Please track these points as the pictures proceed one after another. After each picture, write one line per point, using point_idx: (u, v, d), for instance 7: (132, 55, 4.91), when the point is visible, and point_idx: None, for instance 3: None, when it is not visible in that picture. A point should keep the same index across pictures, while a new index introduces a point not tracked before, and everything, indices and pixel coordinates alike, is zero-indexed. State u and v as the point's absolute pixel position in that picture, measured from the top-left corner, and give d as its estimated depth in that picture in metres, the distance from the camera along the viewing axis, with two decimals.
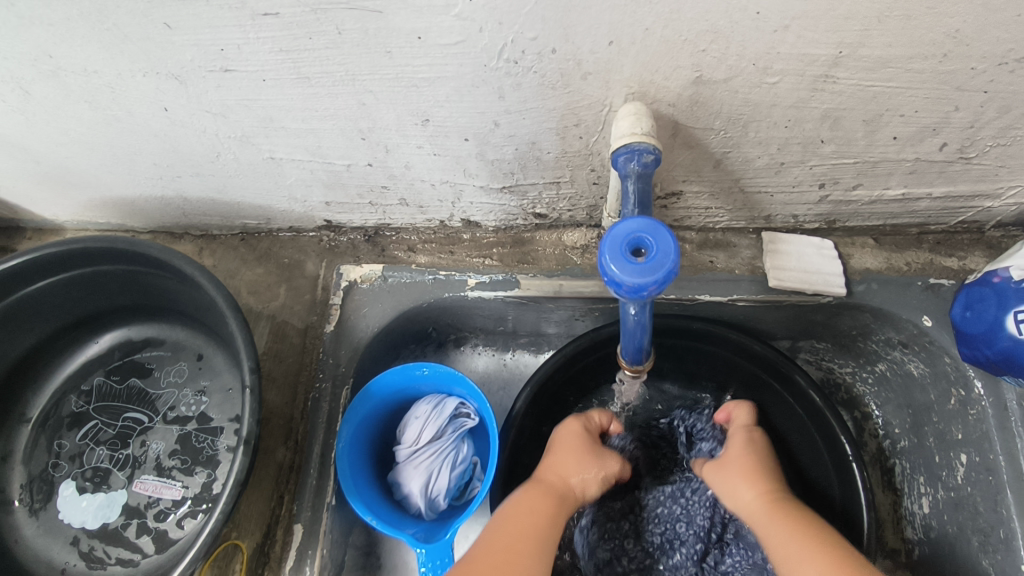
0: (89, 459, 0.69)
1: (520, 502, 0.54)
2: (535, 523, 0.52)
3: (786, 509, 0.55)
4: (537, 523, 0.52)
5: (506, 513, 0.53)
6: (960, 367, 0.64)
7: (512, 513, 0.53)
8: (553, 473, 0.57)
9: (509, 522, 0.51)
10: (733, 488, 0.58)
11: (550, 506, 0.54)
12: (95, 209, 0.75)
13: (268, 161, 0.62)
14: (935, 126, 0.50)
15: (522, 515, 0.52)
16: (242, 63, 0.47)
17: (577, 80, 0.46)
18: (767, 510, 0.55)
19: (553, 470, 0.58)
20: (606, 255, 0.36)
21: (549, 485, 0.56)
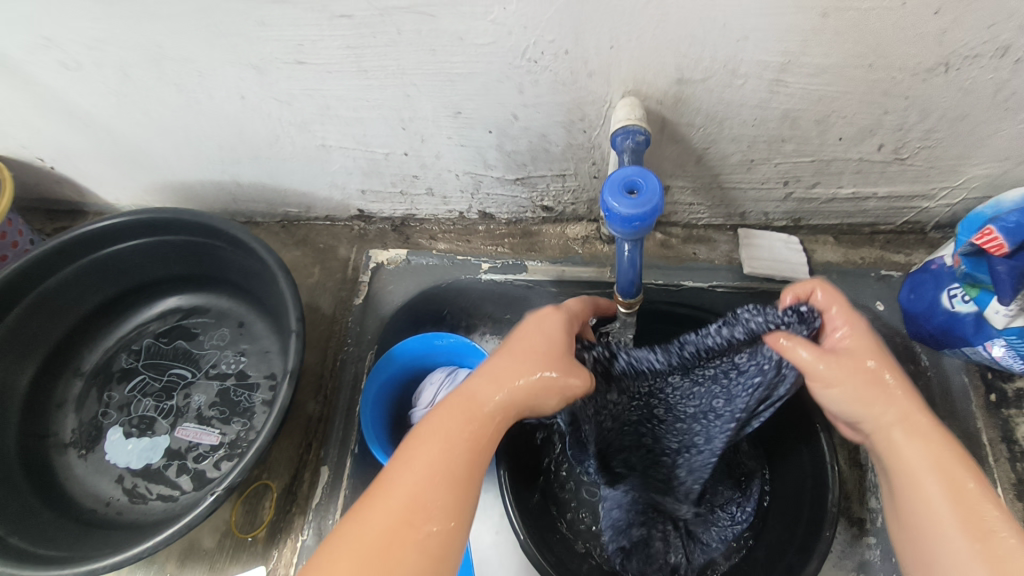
0: (136, 408, 0.77)
1: (443, 424, 0.47)
2: (452, 458, 0.45)
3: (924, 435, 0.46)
4: (446, 453, 0.45)
5: (425, 445, 0.46)
6: (909, 344, 0.73)
7: (427, 446, 0.46)
8: (494, 390, 0.48)
9: (419, 459, 0.45)
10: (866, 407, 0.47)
11: (468, 433, 0.47)
12: (156, 192, 0.85)
13: (319, 148, 0.73)
14: (872, 128, 0.62)
15: (436, 440, 0.46)
16: (315, 56, 0.59)
17: (584, 77, 0.58)
18: (906, 442, 0.45)
19: (495, 383, 0.48)
20: (607, 196, 0.47)
21: (488, 404, 0.48)
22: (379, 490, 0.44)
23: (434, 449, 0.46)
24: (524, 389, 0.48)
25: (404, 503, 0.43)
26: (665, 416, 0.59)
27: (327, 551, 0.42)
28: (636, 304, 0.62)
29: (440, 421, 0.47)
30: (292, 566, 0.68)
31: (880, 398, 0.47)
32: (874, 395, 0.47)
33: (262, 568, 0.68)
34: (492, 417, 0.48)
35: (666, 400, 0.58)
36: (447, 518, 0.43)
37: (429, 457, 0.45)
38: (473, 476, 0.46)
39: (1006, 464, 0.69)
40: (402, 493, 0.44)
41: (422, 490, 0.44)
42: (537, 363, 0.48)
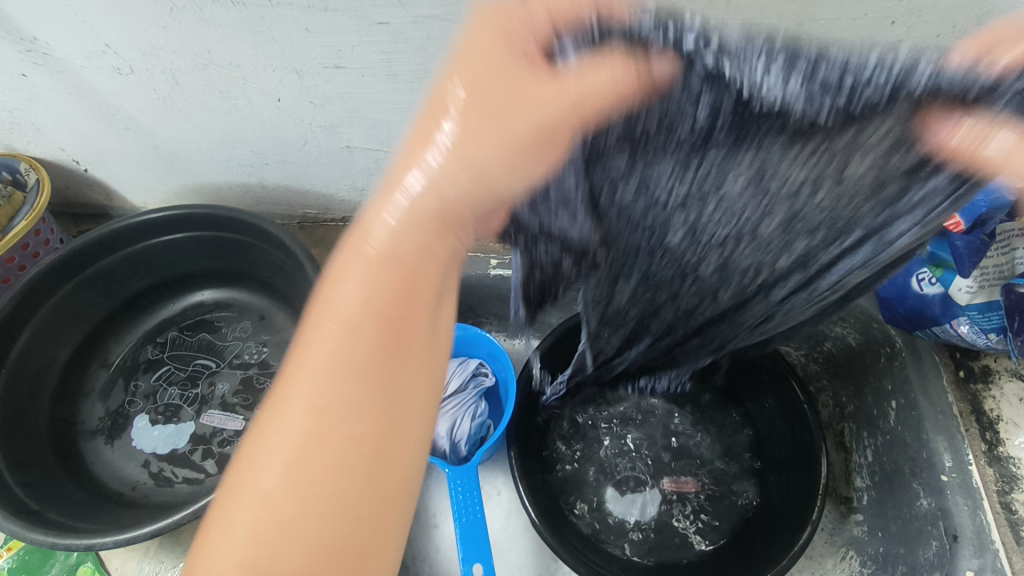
0: (162, 397, 0.79)
1: (342, 289, 0.38)
2: (351, 339, 0.37)
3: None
4: (365, 316, 0.37)
5: (318, 323, 0.38)
6: (886, 330, 0.81)
7: (313, 339, 0.37)
8: (399, 230, 0.40)
9: (305, 356, 0.37)
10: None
11: (392, 273, 0.39)
12: (183, 195, 0.90)
13: (344, 150, 0.79)
14: None
15: (340, 310, 0.37)
16: (351, 61, 0.66)
17: None
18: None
19: (394, 223, 0.40)
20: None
21: (393, 245, 0.39)
22: (275, 397, 0.37)
23: (328, 322, 0.37)
24: (449, 207, 0.40)
25: (296, 415, 0.36)
26: (681, 238, 0.42)
27: (225, 494, 0.36)
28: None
29: (339, 287, 0.38)
30: None
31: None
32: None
33: None
34: (400, 266, 0.39)
35: (719, 193, 0.39)
36: (359, 419, 0.36)
37: (320, 348, 0.37)
38: (390, 347, 0.37)
39: (977, 434, 0.75)
40: (296, 398, 0.36)
41: (322, 377, 0.36)
42: (455, 163, 0.39)
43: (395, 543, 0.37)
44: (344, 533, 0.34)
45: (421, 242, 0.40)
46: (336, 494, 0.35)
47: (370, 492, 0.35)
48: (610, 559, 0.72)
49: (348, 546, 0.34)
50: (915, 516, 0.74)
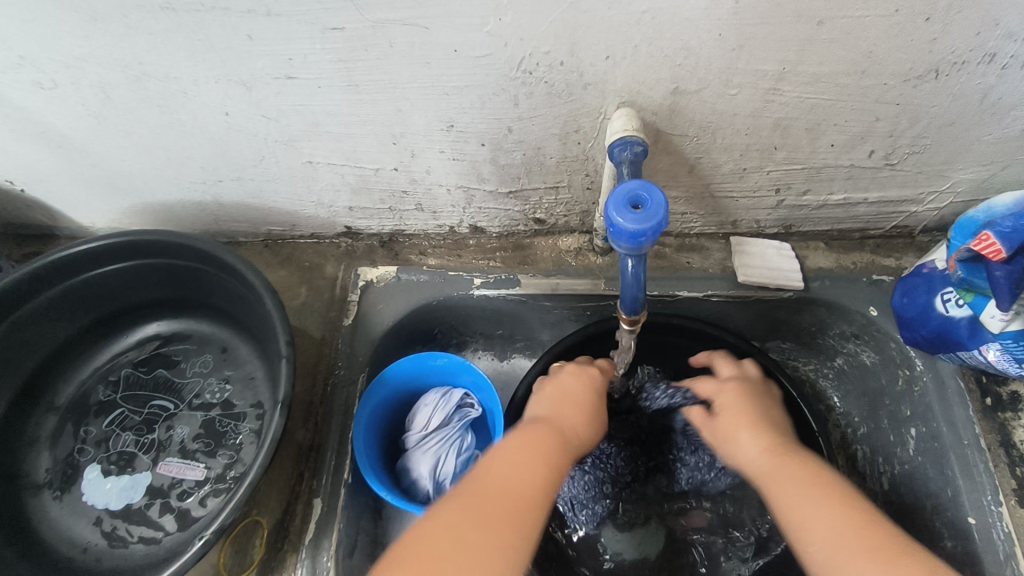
0: (115, 444, 0.72)
1: (529, 441, 0.56)
2: (541, 459, 0.54)
3: (790, 460, 0.58)
4: (546, 455, 0.55)
5: (517, 443, 0.56)
6: (904, 350, 0.74)
7: (519, 450, 0.55)
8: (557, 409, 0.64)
9: (514, 456, 0.54)
10: (738, 447, 0.64)
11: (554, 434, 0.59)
12: (134, 214, 0.82)
13: (306, 165, 0.71)
14: (863, 135, 0.62)
15: (533, 446, 0.56)
16: (304, 71, 0.57)
17: (579, 90, 0.58)
18: (778, 466, 0.58)
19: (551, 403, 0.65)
20: (622, 220, 0.45)
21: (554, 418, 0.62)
22: (489, 470, 0.53)
23: (513, 450, 0.55)
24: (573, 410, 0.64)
25: (505, 479, 0.52)
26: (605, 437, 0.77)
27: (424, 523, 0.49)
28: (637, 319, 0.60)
29: (523, 439, 0.57)
30: None
31: (760, 415, 0.66)
32: (747, 419, 0.65)
33: None
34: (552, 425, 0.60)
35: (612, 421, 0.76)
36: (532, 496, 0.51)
37: (529, 451, 0.55)
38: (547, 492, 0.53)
39: (1006, 469, 0.68)
40: (497, 476, 0.52)
41: (517, 478, 0.52)
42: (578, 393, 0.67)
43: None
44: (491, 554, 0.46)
45: (567, 431, 0.61)
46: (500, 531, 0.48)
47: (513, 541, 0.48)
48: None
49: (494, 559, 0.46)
50: (941, 555, 0.70)
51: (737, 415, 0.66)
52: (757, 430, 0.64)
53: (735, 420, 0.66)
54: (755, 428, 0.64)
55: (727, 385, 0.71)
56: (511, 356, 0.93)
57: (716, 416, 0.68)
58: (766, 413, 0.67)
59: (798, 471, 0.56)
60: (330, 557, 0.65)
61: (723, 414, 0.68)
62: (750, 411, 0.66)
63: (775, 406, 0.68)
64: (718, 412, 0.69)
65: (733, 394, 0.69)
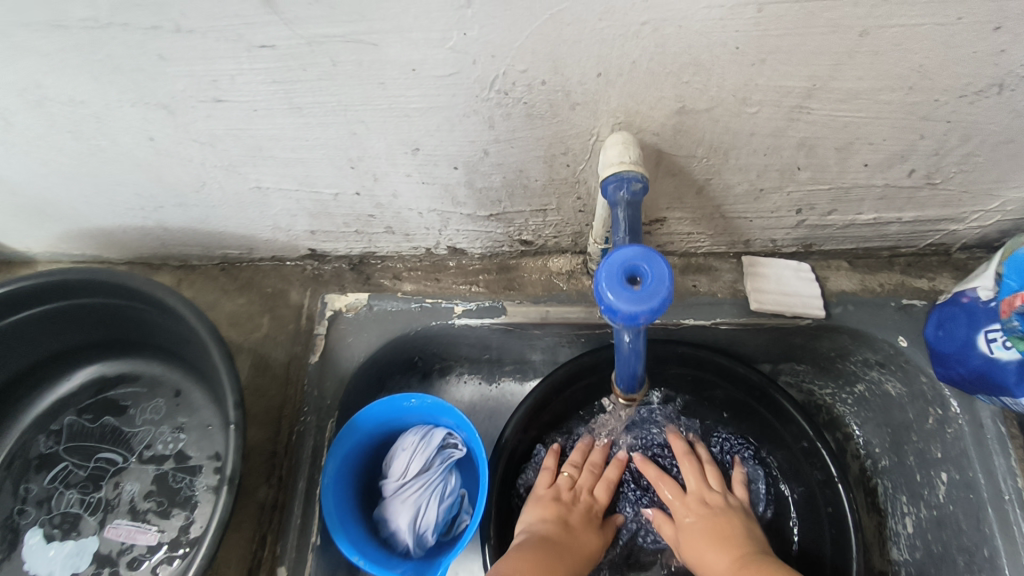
0: (58, 504, 0.65)
1: (532, 556, 0.62)
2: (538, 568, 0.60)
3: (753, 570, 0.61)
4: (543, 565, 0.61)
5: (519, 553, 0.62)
6: (936, 386, 0.66)
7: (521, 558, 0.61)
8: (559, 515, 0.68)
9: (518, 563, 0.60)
10: (706, 565, 0.65)
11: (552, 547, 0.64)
12: (71, 240, 0.73)
13: (254, 190, 0.61)
14: (903, 154, 0.53)
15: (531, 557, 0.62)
16: (235, 93, 0.47)
17: (566, 110, 0.48)
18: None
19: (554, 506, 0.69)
20: (608, 292, 0.37)
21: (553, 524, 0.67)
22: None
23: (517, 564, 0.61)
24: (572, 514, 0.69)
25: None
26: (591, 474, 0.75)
27: None
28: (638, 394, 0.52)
29: (528, 552, 0.62)
30: None
31: (724, 528, 0.67)
32: (708, 537, 0.67)
33: None
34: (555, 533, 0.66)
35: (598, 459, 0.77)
36: None
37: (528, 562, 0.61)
38: None
39: None
40: None
41: None
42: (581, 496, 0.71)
43: None
44: None
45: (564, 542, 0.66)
46: None
47: None
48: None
49: None
50: None
51: (698, 534, 0.67)
52: (721, 548, 0.65)
53: (704, 539, 0.67)
54: (720, 546, 0.65)
55: (684, 501, 0.71)
56: (499, 380, 0.85)
57: (682, 540, 0.69)
58: (725, 522, 0.68)
59: None
60: None
61: (687, 534, 0.68)
62: (712, 526, 0.68)
63: (743, 517, 0.69)
64: (681, 532, 0.69)
65: (690, 511, 0.70)
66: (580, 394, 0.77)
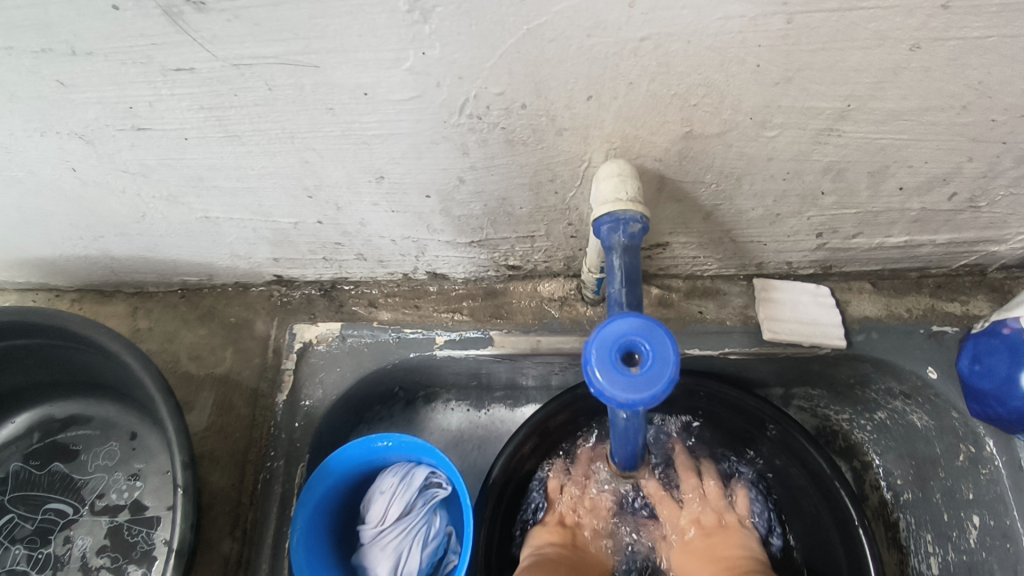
0: (3, 561, 0.59)
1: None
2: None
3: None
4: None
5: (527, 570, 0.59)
6: (969, 422, 0.60)
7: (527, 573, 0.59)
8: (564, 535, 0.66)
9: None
10: None
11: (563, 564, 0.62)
12: (10, 269, 0.65)
13: (203, 220, 0.54)
14: (946, 177, 0.45)
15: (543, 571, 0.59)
16: (158, 121, 0.40)
17: (551, 135, 0.40)
18: None
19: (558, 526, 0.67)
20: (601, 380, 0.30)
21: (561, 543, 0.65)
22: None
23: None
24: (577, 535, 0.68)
25: None
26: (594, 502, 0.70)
27: None
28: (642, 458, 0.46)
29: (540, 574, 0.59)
30: None
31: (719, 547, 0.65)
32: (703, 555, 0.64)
33: None
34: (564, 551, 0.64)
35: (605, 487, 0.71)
36: None
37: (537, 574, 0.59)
38: None
39: None
40: None
41: None
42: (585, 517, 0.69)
43: None
44: None
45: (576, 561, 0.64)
46: None
47: None
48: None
49: None
50: None
51: (694, 556, 0.65)
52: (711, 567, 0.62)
53: (698, 562, 0.64)
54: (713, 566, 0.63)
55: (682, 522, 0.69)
56: (488, 407, 0.79)
57: (680, 562, 0.66)
58: (724, 539, 0.66)
59: None
60: None
61: (685, 557, 0.66)
62: (707, 545, 0.65)
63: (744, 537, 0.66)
64: (680, 555, 0.67)
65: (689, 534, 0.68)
66: (575, 423, 0.71)
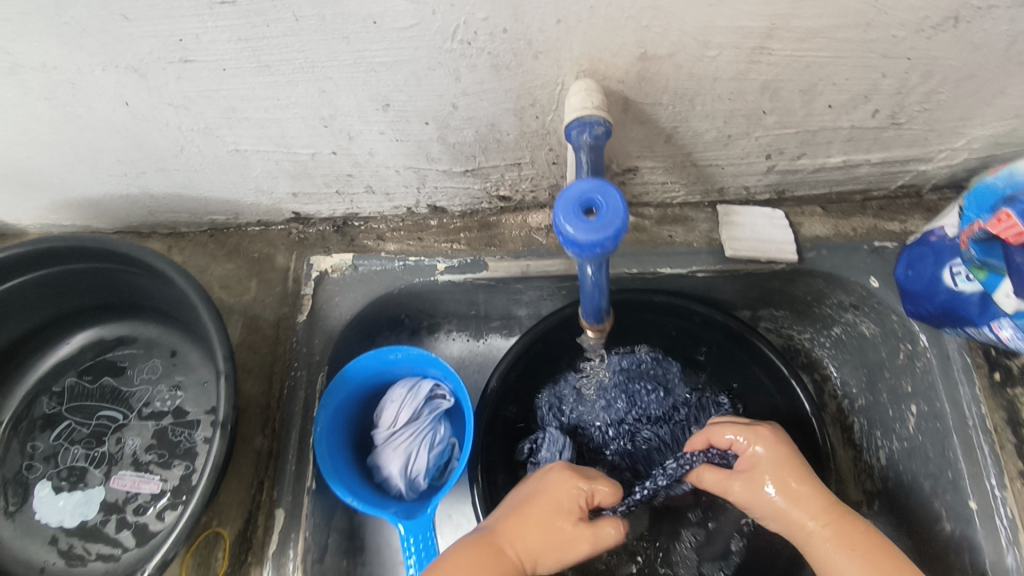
0: (65, 459, 0.69)
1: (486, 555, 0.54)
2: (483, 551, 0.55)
3: (841, 528, 0.56)
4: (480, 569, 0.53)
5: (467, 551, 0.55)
6: (906, 323, 0.68)
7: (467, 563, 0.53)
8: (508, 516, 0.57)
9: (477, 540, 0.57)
10: (786, 511, 0.58)
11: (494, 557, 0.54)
12: (59, 210, 0.74)
13: (233, 153, 0.62)
14: (867, 93, 0.53)
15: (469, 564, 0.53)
16: (202, 53, 0.48)
17: (529, 59, 0.49)
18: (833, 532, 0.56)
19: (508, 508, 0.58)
20: (560, 218, 0.39)
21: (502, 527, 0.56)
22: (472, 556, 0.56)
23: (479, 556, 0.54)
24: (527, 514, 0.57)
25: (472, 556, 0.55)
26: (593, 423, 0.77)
27: None
28: (605, 323, 0.53)
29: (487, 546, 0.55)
30: None
31: (801, 473, 0.59)
32: (790, 478, 0.59)
33: None
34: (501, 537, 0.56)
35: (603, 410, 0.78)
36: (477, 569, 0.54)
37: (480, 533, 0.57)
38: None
39: (1012, 450, 0.63)
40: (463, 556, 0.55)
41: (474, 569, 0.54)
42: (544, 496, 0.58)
43: None
44: None
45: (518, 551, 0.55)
46: None
47: None
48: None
49: None
50: (936, 537, 0.66)
51: (782, 477, 0.59)
52: (805, 497, 0.58)
53: (785, 485, 0.59)
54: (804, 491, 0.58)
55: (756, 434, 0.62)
56: (486, 336, 0.87)
57: (754, 476, 0.60)
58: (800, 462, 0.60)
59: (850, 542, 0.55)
60: (295, 567, 0.63)
61: (762, 472, 0.60)
62: (789, 466, 0.60)
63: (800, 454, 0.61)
64: (753, 472, 0.60)
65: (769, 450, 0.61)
66: (565, 347, 0.78)
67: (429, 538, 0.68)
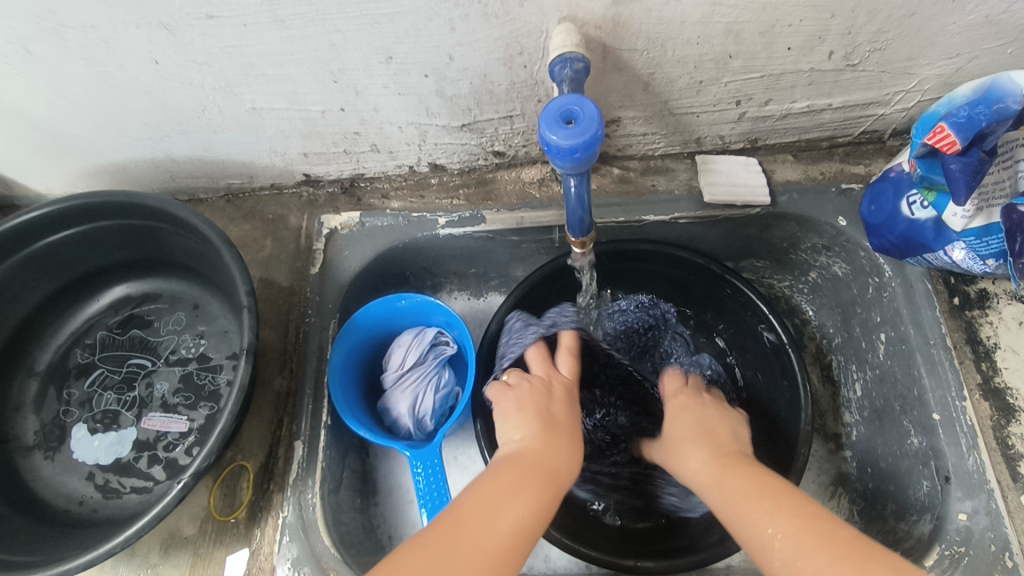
0: (99, 403, 0.74)
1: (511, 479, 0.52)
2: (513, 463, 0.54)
3: (735, 466, 0.57)
4: (515, 475, 0.52)
5: (494, 468, 0.54)
6: (873, 258, 0.73)
7: (500, 473, 0.52)
8: (527, 433, 0.60)
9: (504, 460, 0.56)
10: (688, 460, 0.61)
11: (526, 465, 0.54)
12: (88, 177, 0.80)
13: (250, 112, 0.69)
14: (820, 35, 0.59)
15: (505, 473, 0.52)
16: (225, 8, 0.54)
17: (516, 7, 0.55)
18: (722, 466, 0.57)
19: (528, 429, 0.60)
20: (545, 130, 0.45)
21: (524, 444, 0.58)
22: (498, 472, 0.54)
23: (517, 477, 0.52)
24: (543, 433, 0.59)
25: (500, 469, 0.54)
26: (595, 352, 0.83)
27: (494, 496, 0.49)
28: (590, 240, 0.60)
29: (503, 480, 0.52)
30: (275, 543, 0.66)
31: (708, 439, 0.63)
32: (698, 440, 0.63)
33: (247, 548, 0.68)
34: (528, 450, 0.57)
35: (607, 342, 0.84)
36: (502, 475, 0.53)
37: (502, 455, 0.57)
38: (531, 486, 0.52)
39: (971, 365, 0.68)
40: (490, 471, 0.53)
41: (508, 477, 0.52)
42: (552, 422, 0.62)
43: (506, 522, 0.48)
44: (496, 510, 0.48)
45: (549, 460, 0.56)
46: (492, 487, 0.50)
47: (504, 495, 0.50)
48: (586, 540, 0.69)
49: (495, 500, 0.49)
50: (908, 452, 0.71)
51: (689, 441, 0.64)
52: (702, 451, 0.61)
53: (689, 440, 0.64)
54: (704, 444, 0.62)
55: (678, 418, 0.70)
56: (486, 294, 0.93)
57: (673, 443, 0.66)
58: (716, 432, 0.65)
59: (745, 472, 0.55)
60: (315, 493, 0.67)
61: (677, 439, 0.66)
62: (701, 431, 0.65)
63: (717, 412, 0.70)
64: (673, 439, 0.67)
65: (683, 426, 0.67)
66: (558, 294, 0.82)
67: (437, 463, 0.71)
